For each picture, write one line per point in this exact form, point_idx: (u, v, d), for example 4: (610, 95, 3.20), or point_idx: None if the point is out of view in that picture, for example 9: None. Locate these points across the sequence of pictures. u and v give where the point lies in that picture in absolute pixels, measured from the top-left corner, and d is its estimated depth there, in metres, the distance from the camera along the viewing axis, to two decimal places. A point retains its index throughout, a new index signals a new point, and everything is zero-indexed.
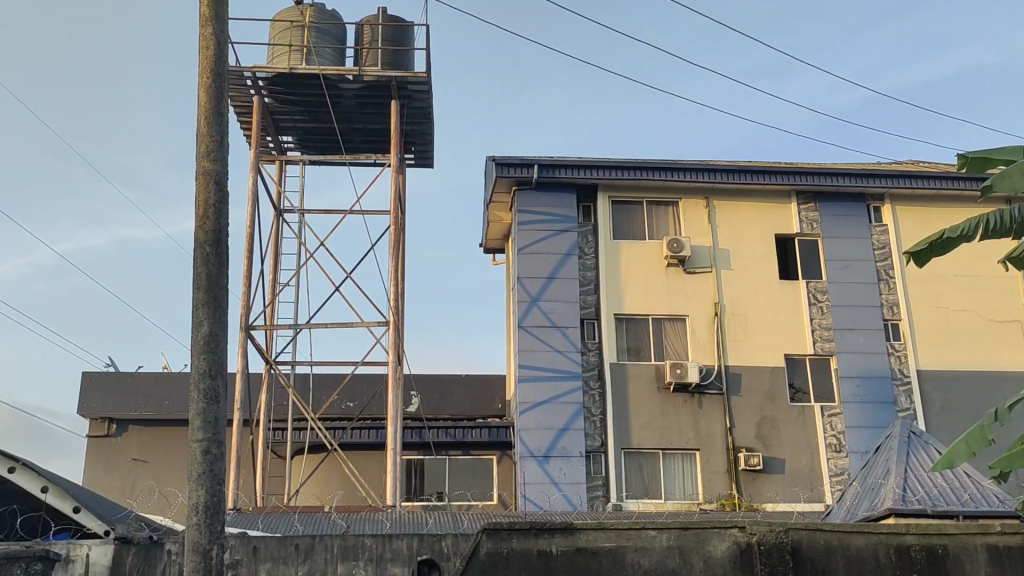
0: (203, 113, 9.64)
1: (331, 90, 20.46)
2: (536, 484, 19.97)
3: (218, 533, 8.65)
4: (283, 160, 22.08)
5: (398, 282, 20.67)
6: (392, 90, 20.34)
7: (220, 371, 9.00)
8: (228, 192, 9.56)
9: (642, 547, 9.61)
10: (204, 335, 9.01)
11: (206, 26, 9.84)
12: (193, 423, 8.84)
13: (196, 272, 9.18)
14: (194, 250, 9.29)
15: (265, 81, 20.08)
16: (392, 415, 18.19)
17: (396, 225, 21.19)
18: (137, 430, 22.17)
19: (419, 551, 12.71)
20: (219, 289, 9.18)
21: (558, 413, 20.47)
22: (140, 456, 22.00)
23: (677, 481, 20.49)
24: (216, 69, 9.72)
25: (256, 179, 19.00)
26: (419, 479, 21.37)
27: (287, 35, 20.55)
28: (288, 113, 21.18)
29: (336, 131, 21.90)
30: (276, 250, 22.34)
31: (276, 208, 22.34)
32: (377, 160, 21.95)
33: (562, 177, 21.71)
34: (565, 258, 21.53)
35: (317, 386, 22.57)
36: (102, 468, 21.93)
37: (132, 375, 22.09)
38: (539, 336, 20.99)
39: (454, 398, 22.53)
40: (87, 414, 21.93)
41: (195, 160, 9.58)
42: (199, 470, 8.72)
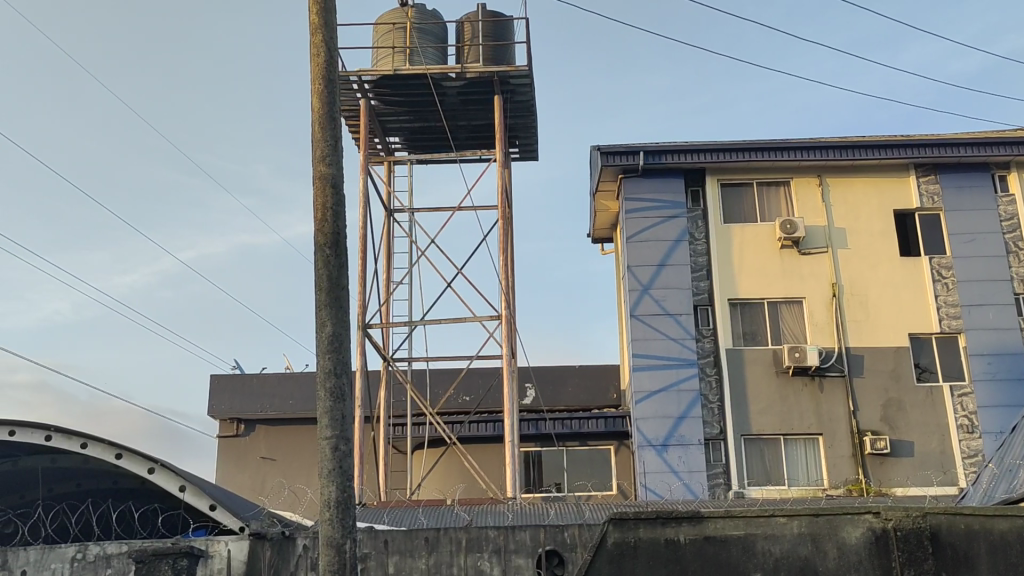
0: (317, 118, 9.89)
1: (436, 89, 20.71)
2: (655, 473, 19.84)
3: (350, 527, 8.89)
4: (392, 161, 22.47)
5: (508, 276, 20.80)
6: (495, 85, 20.47)
7: (344, 369, 9.22)
8: (345, 196, 9.78)
9: (772, 535, 9.48)
10: (328, 336, 9.25)
11: (316, 34, 10.08)
12: (321, 421, 9.09)
13: (317, 274, 9.44)
14: (315, 252, 9.55)
15: (371, 83, 20.48)
16: (509, 408, 18.33)
17: (504, 219, 21.34)
18: (264, 430, 22.93)
19: (542, 542, 12.77)
20: (340, 289, 9.42)
21: (675, 401, 20.28)
22: (268, 454, 22.76)
23: (801, 466, 20.04)
24: (328, 75, 9.96)
25: (366, 181, 19.38)
26: (537, 470, 21.49)
27: (390, 37, 20.90)
28: (395, 114, 21.54)
29: (442, 130, 22.17)
30: (388, 249, 22.78)
31: (387, 208, 22.78)
32: (483, 156, 22.15)
33: (669, 163, 21.47)
34: (675, 244, 21.29)
35: (434, 381, 22.92)
36: (234, 466, 22.77)
37: (257, 377, 22.86)
38: (652, 324, 20.83)
39: (569, 389, 22.56)
40: (217, 415, 22.79)
41: (312, 165, 9.83)
42: (329, 467, 8.97)
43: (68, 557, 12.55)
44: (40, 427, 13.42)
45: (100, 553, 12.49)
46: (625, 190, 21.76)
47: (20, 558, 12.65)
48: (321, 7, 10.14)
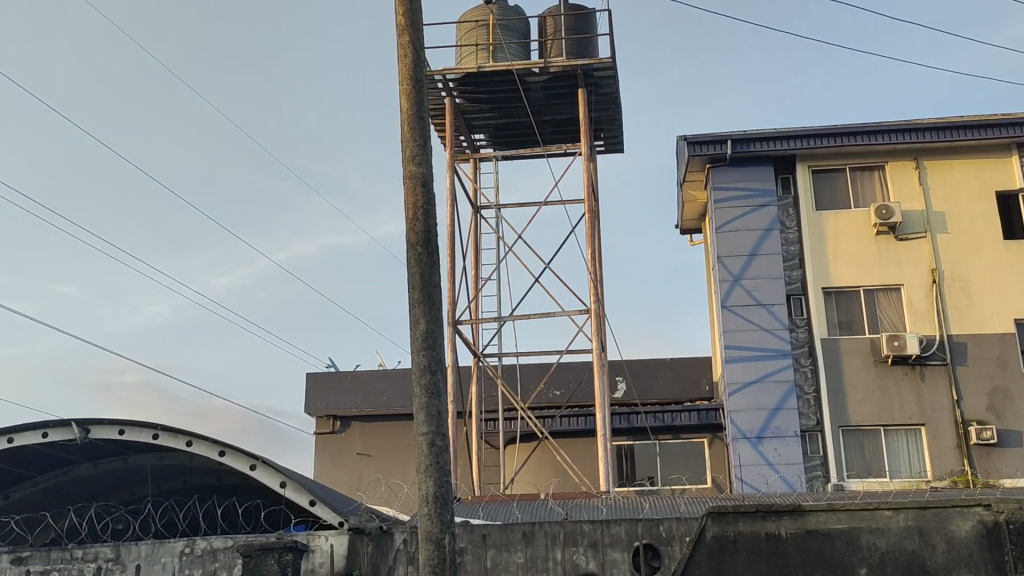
0: (406, 119, 10.01)
1: (519, 85, 20.76)
2: (751, 466, 19.57)
3: (449, 522, 8.99)
4: (478, 158, 22.62)
5: (596, 270, 20.74)
6: (579, 79, 20.39)
7: (439, 365, 9.33)
8: (435, 194, 9.89)
9: (877, 528, 9.35)
10: (422, 333, 9.37)
11: (403, 35, 10.21)
12: (417, 417, 9.22)
13: (409, 272, 9.57)
14: (407, 251, 9.68)
15: (455, 82, 20.63)
16: (601, 402, 18.27)
17: (591, 212, 21.28)
18: (359, 426, 23.35)
19: (638, 536, 12.72)
20: (432, 287, 9.53)
21: (770, 392, 19.96)
22: (364, 450, 23.17)
23: (902, 458, 19.52)
24: (415, 76, 10.08)
25: (453, 179, 19.56)
26: (630, 464, 21.39)
27: (473, 35, 21.03)
28: (480, 111, 21.67)
29: (527, 125, 22.21)
30: (476, 246, 22.94)
31: (473, 205, 22.94)
32: (569, 150, 22.12)
33: (758, 151, 21.11)
34: (766, 233, 20.93)
35: (524, 376, 23.01)
36: (331, 462, 23.22)
37: (352, 374, 23.29)
38: (744, 315, 20.53)
39: (660, 382, 22.38)
40: (314, 412, 23.30)
41: (402, 165, 9.96)
42: (426, 462, 9.08)
43: (177, 551, 13.00)
44: (147, 426, 13.90)
45: (207, 548, 12.90)
46: (714, 180, 21.48)
47: (133, 552, 13.13)
48: (406, 8, 10.26)
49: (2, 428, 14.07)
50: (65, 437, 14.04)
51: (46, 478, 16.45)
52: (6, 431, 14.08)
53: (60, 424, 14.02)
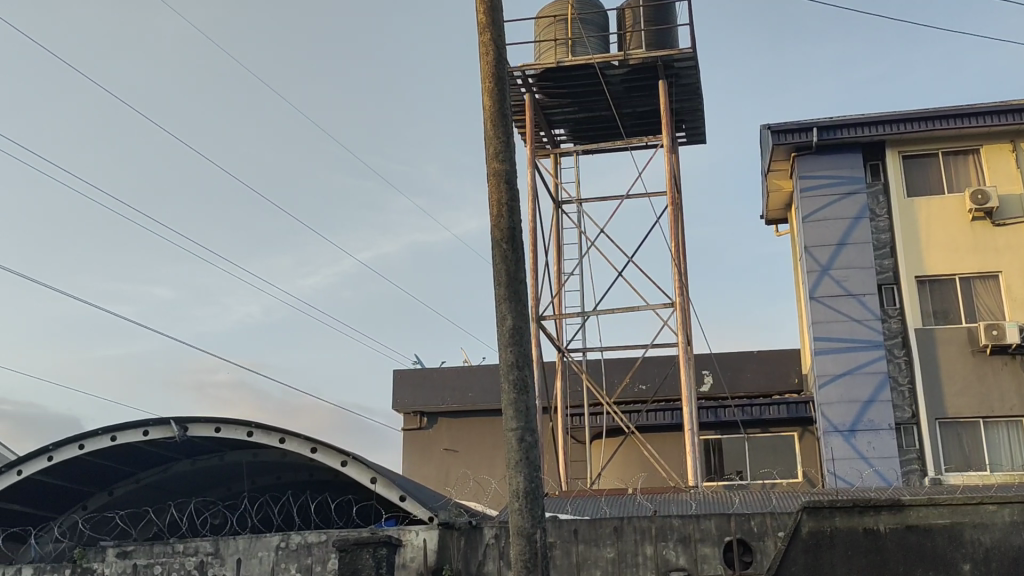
0: (488, 117, 10.07)
1: (599, 79, 20.66)
2: (844, 460, 19.17)
3: (540, 517, 9.02)
4: (558, 153, 22.61)
5: (680, 263, 20.54)
6: (659, 71, 20.20)
7: (527, 361, 9.37)
8: (519, 190, 9.93)
9: (981, 524, 9.16)
10: (509, 329, 9.41)
11: (484, 33, 10.26)
12: (506, 412, 9.27)
13: (495, 269, 9.63)
14: (493, 248, 9.74)
15: (534, 78, 20.65)
16: (688, 396, 18.09)
17: (674, 204, 21.08)
18: (446, 422, 23.59)
19: (728, 531, 12.58)
20: (518, 283, 9.57)
21: (862, 384, 19.52)
22: (451, 445, 23.40)
23: (1003, 450, 18.88)
24: (497, 73, 10.12)
25: (534, 175, 19.59)
26: (718, 458, 21.16)
27: (552, 30, 21.03)
28: (560, 106, 21.66)
29: (608, 118, 22.12)
30: (558, 241, 22.95)
31: (554, 201, 22.95)
32: (650, 142, 21.96)
33: (846, 137, 20.63)
34: (855, 221, 20.45)
35: (609, 370, 22.93)
36: (419, 458, 23.52)
37: (438, 370, 23.54)
38: (833, 306, 20.12)
39: (747, 374, 22.07)
40: (401, 408, 23.62)
41: (486, 163, 10.02)
42: (516, 458, 9.12)
43: (273, 545, 13.32)
44: (242, 423, 14.24)
45: (301, 542, 13.19)
46: (800, 168, 21.08)
47: (231, 546, 13.48)
48: (487, 6, 10.31)
49: (105, 426, 14.49)
50: (165, 434, 14.50)
51: (148, 475, 17.02)
52: (109, 429, 14.52)
53: (159, 423, 14.47)
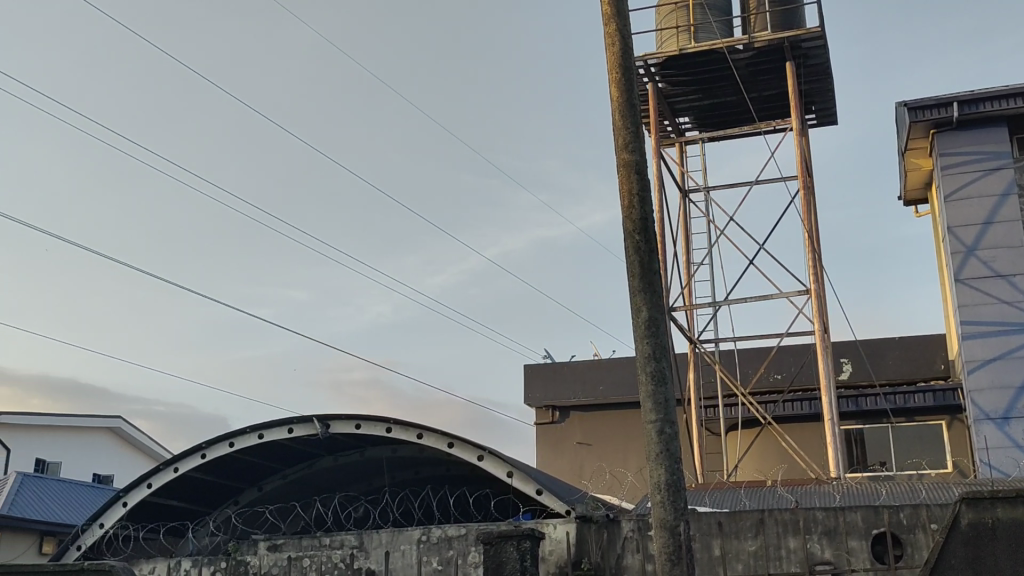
0: (616, 108, 10.02)
1: (724, 64, 20.26)
2: (999, 449, 18.30)
3: (683, 509, 8.93)
4: (683, 142, 22.33)
5: (814, 249, 19.98)
6: (786, 52, 19.67)
7: (664, 353, 9.30)
8: (650, 180, 9.84)
9: None
10: (645, 321, 9.35)
11: (610, 23, 10.20)
12: (645, 405, 9.21)
13: (628, 260, 9.58)
14: (625, 239, 9.69)
15: (657, 66, 20.42)
16: (827, 384, 17.57)
17: (806, 189, 20.51)
18: (578, 416, 23.61)
19: (875, 524, 12.19)
20: (653, 274, 9.49)
21: (1015, 369, 18.57)
22: (584, 439, 23.41)
23: None
24: (624, 63, 10.05)
25: (660, 165, 19.39)
26: (860, 449, 20.46)
27: (673, 18, 20.76)
28: (684, 94, 21.36)
29: (733, 104, 21.69)
30: (686, 231, 22.64)
31: (681, 190, 22.66)
32: (778, 126, 21.44)
33: (989, 111, 19.61)
34: (1002, 199, 19.45)
35: (743, 361, 22.49)
36: (553, 452, 23.59)
37: (568, 364, 23.60)
38: (981, 289, 19.19)
39: (888, 361, 21.29)
40: (533, 403, 23.76)
41: (615, 154, 9.97)
42: (656, 450, 9.05)
43: (414, 539, 13.61)
44: (381, 419, 14.60)
45: (442, 535, 13.43)
46: (940, 145, 20.18)
47: (376, 540, 13.87)
48: None
49: (253, 425, 15.06)
50: (309, 432, 14.99)
51: (294, 471, 17.69)
52: (256, 428, 15.07)
53: (303, 420, 14.99)
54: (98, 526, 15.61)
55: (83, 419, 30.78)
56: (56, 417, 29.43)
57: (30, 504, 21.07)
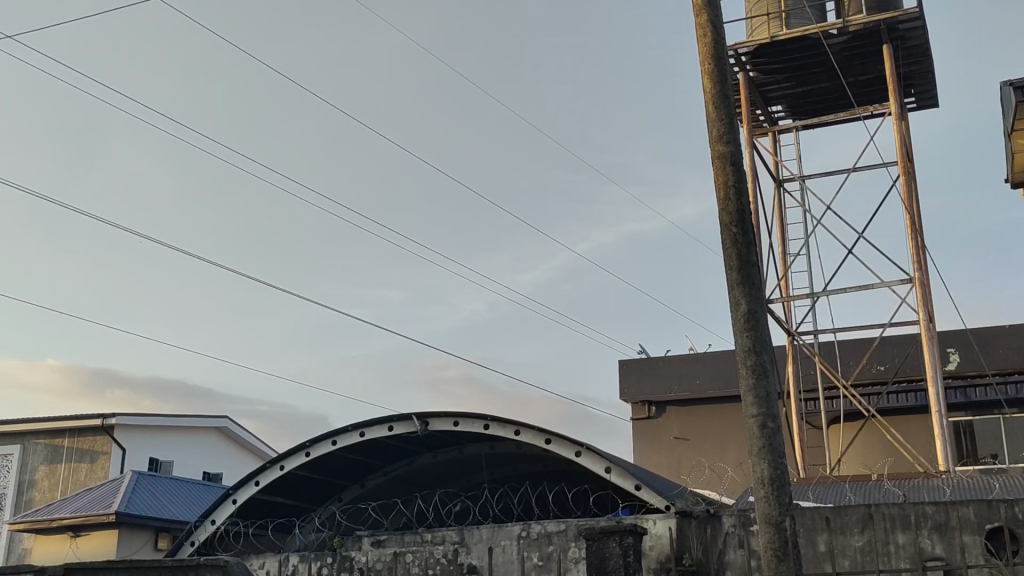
0: (710, 99, 9.92)
1: (817, 49, 19.83)
2: None
3: (788, 505, 8.80)
4: (777, 131, 21.95)
5: (917, 236, 19.40)
6: (882, 35, 19.14)
7: (765, 347, 9.19)
8: (746, 171, 9.72)
9: None
10: (744, 314, 9.25)
11: (700, 14, 10.10)
12: (746, 399, 9.10)
13: (726, 253, 9.49)
14: (722, 232, 9.59)
15: (747, 55, 20.11)
16: (933, 375, 17.04)
17: (906, 174, 19.92)
18: (674, 410, 23.43)
19: (990, 519, 11.80)
20: (751, 266, 9.38)
21: None
22: (681, 434, 23.22)
23: None
24: (717, 54, 9.94)
25: (753, 155, 19.10)
26: (970, 440, 19.90)
27: (763, 5, 20.41)
28: (776, 82, 20.98)
29: (828, 90, 21.22)
30: (781, 221, 22.25)
31: (775, 180, 22.27)
32: (876, 111, 20.89)
33: None
34: None
35: (844, 352, 21.98)
36: (650, 447, 23.47)
37: (663, 359, 23.42)
38: None
39: (999, 350, 20.15)
40: (629, 399, 23.66)
41: (709, 146, 9.87)
42: (759, 445, 8.93)
43: (514, 534, 13.73)
44: (479, 416, 14.76)
45: (541, 531, 13.52)
46: None
47: (476, 535, 14.02)
48: None
49: (354, 423, 15.38)
50: (408, 430, 15.25)
51: (395, 468, 18.02)
52: (358, 426, 15.39)
53: (403, 418, 15.25)
54: (210, 522, 16.15)
55: (192, 420, 31.84)
56: (167, 418, 30.55)
57: (145, 501, 21.95)
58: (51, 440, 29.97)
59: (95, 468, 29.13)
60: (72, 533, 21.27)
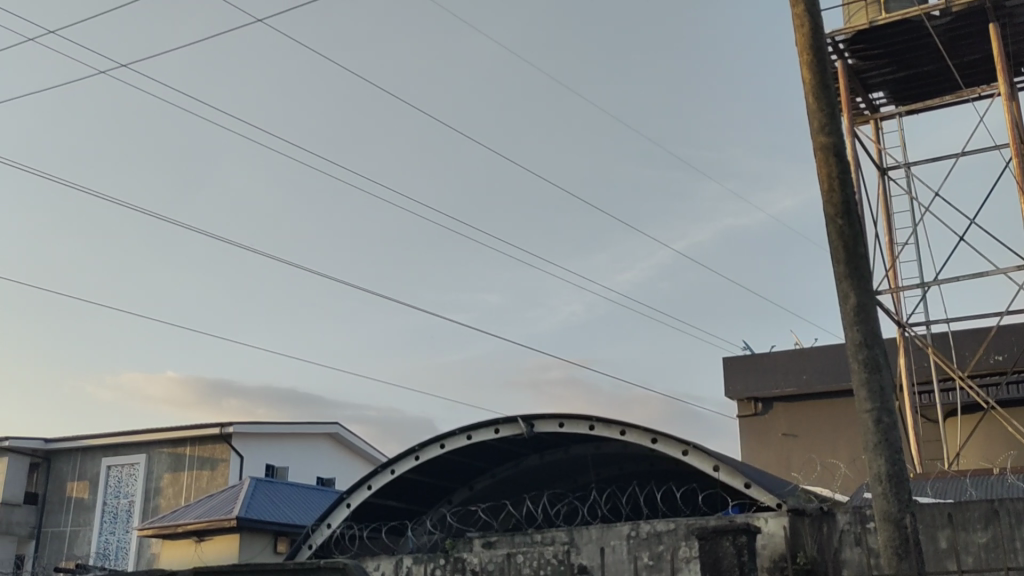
0: (809, 89, 9.80)
1: (918, 31, 19.27)
2: None
3: (907, 501, 8.63)
4: (879, 118, 21.41)
5: None
6: (988, 13, 18.49)
7: (876, 340, 9.03)
8: (849, 162, 9.57)
9: None
10: (854, 308, 9.11)
11: (797, 4, 9.97)
12: (859, 394, 8.97)
13: (832, 245, 9.36)
14: (827, 224, 9.46)
15: (846, 42, 19.67)
16: None
17: (1019, 156, 19.20)
18: (782, 407, 23.07)
19: None
20: (859, 258, 9.23)
21: None
22: (790, 430, 22.84)
23: None
24: (815, 43, 9.81)
25: (854, 144, 18.69)
26: None
27: None
28: (877, 68, 20.47)
29: (932, 73, 20.60)
30: (887, 209, 21.70)
31: (879, 168, 21.73)
32: (984, 92, 20.18)
33: None
34: None
35: (959, 343, 21.31)
36: (758, 444, 23.14)
37: (768, 355, 23.10)
38: None
39: None
40: (735, 396, 23.40)
41: (811, 137, 9.74)
42: (875, 440, 8.78)
43: (624, 534, 13.77)
44: (584, 417, 14.81)
45: (651, 531, 13.51)
46: None
47: (585, 536, 14.11)
48: None
49: (462, 426, 15.63)
50: (515, 432, 15.40)
51: (502, 470, 18.24)
52: (465, 429, 15.64)
53: (509, 420, 15.40)
54: (326, 526, 16.61)
55: (305, 427, 32.68)
56: (282, 425, 31.48)
57: (263, 506, 22.70)
58: (174, 448, 31.29)
59: (215, 475, 30.26)
60: (196, 538, 22.13)
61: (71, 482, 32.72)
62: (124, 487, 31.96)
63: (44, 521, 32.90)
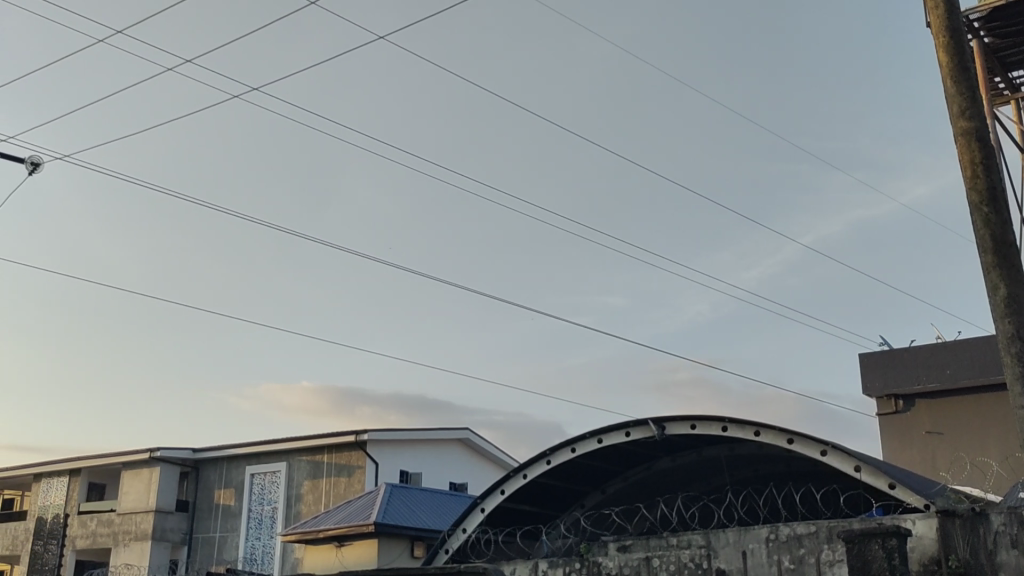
0: (947, 73, 9.39)
1: None
2: None
3: None
4: (1020, 97, 20.33)
5: None
6: None
7: None
8: (993, 146, 9.11)
9: None
10: (1004, 299, 8.65)
11: None
12: (1013, 390, 8.50)
13: (978, 234, 8.93)
14: (972, 212, 9.03)
15: (980, 20, 18.78)
16: None
17: None
18: (924, 403, 22.16)
19: None
20: (1007, 247, 8.77)
21: None
22: (934, 428, 21.89)
23: None
24: (951, 24, 9.40)
25: (992, 127, 17.81)
26: None
27: None
28: (1016, 46, 19.46)
29: None
30: None
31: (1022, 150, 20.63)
32: None
33: None
34: None
35: None
36: (900, 443, 22.27)
37: (907, 350, 22.29)
38: None
39: None
40: (873, 393, 22.66)
41: (951, 123, 9.32)
42: None
43: (762, 537, 13.46)
44: (716, 418, 14.53)
45: (791, 534, 13.17)
46: None
47: (722, 539, 13.85)
48: None
49: (592, 430, 15.57)
50: (645, 434, 15.24)
51: (634, 472, 18.10)
52: (595, 432, 15.57)
53: (640, 423, 15.25)
54: (461, 531, 16.79)
55: (437, 433, 33.25)
56: (414, 431, 32.07)
57: (400, 511, 23.15)
58: (312, 456, 32.28)
59: (352, 481, 31.05)
60: (337, 543, 22.73)
61: (219, 490, 34.12)
62: (267, 494, 33.07)
63: (195, 527, 34.42)
